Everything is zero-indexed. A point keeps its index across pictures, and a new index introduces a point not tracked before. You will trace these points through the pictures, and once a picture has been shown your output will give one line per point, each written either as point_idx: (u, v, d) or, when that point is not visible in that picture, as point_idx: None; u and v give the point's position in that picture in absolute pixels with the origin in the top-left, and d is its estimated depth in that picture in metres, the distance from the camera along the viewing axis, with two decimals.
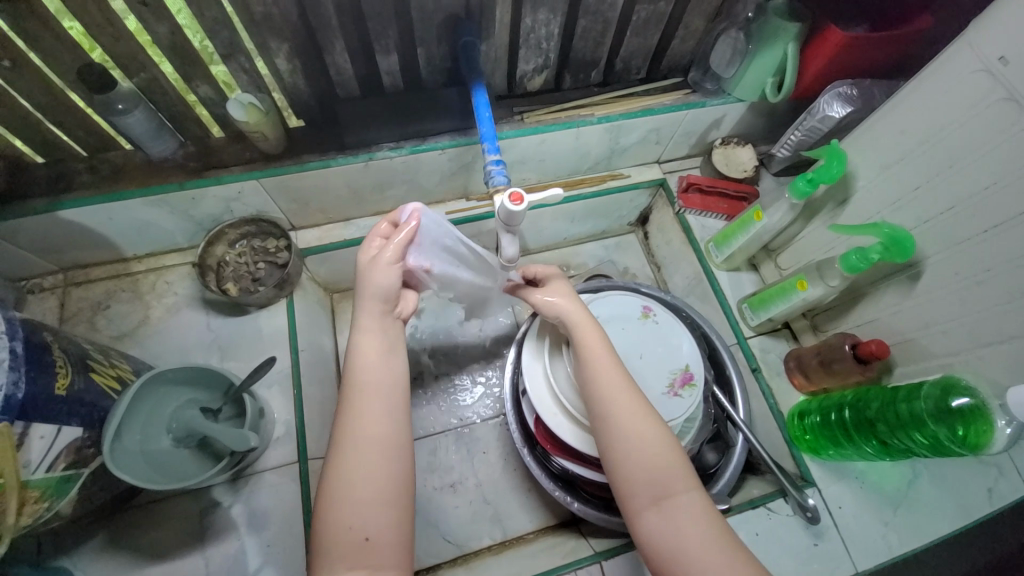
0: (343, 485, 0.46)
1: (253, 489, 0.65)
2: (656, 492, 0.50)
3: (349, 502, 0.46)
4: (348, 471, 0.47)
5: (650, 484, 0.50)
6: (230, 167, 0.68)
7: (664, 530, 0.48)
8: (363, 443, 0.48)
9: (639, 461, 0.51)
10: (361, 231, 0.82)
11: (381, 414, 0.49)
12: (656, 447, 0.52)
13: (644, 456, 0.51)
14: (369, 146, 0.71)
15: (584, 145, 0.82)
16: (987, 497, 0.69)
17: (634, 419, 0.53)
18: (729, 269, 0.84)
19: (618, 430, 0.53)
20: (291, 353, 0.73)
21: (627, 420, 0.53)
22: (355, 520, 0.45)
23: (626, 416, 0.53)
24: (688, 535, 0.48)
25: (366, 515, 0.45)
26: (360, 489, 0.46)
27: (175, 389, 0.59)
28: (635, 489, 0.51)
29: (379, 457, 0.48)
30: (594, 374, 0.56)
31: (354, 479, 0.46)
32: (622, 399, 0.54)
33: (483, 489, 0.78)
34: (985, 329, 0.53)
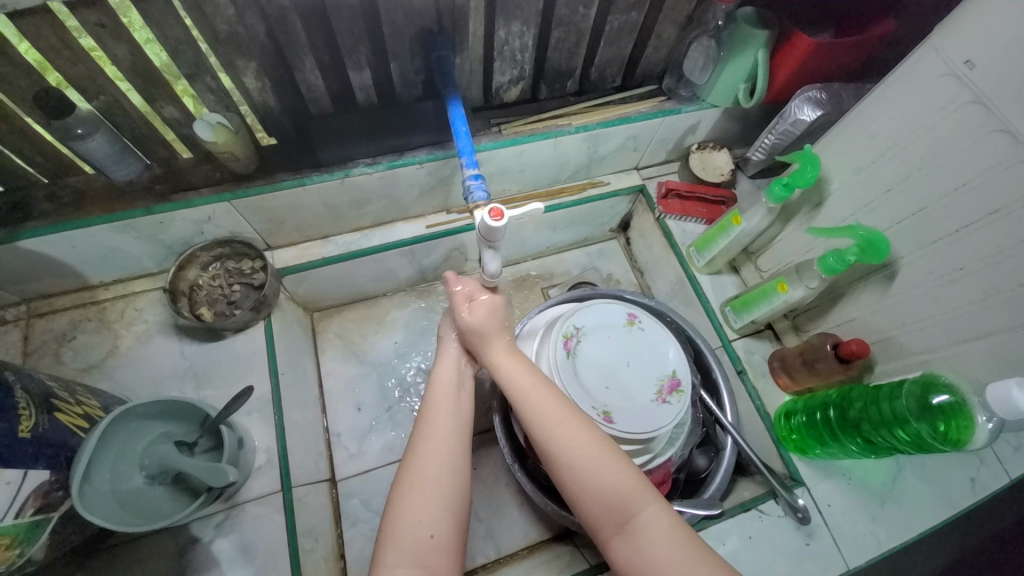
0: (420, 481, 0.50)
1: (235, 522, 0.62)
2: (616, 516, 0.50)
3: (419, 500, 0.49)
4: (416, 476, 0.50)
5: (608, 513, 0.50)
6: (200, 189, 0.66)
7: (631, 556, 0.49)
8: (432, 452, 0.52)
9: (591, 486, 0.51)
10: (339, 248, 0.81)
11: (452, 430, 0.54)
12: (602, 470, 0.51)
13: (595, 481, 0.51)
14: (344, 163, 0.70)
15: (563, 154, 0.82)
16: (971, 486, 0.72)
17: (579, 444, 0.53)
18: (711, 273, 0.85)
19: (564, 458, 0.52)
20: (271, 377, 0.70)
21: (570, 446, 0.53)
22: (420, 521, 0.48)
23: (570, 442, 0.52)
24: (653, 558, 0.48)
25: (432, 515, 0.49)
26: (430, 489, 0.50)
27: (148, 423, 0.57)
28: (597, 520, 0.51)
29: (453, 464, 0.52)
30: (529, 417, 0.54)
31: (427, 479, 0.50)
32: (566, 427, 0.54)
33: (474, 507, 0.77)
34: (960, 326, 0.54)
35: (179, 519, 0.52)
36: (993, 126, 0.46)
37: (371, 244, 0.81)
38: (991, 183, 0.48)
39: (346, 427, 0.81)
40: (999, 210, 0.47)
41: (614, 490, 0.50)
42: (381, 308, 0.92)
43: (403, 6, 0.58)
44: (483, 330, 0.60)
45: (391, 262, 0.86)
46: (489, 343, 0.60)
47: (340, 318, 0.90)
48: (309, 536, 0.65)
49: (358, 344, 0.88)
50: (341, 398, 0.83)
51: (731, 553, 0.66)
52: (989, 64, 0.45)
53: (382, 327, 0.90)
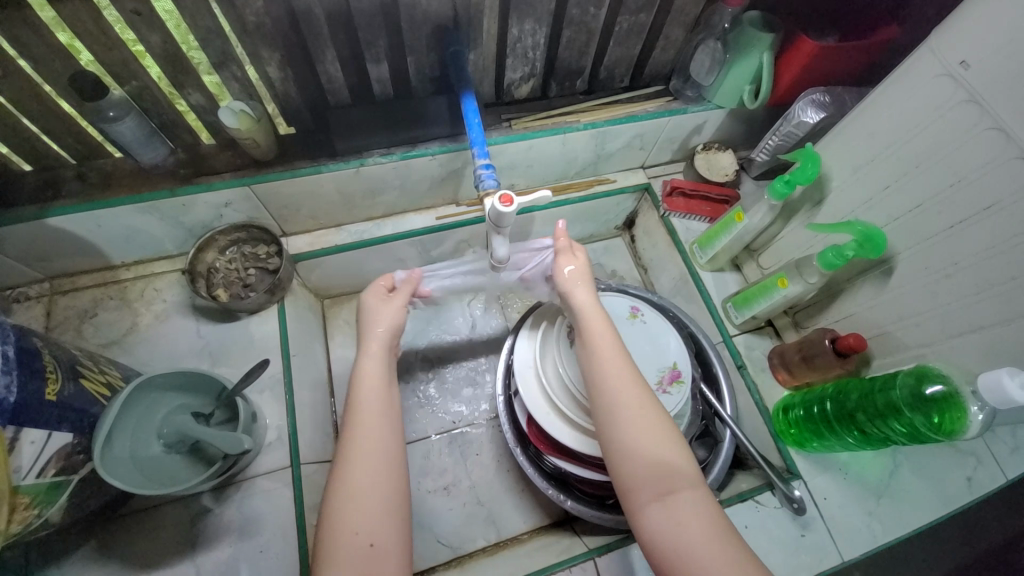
0: (355, 490, 0.50)
1: (246, 495, 0.64)
2: (657, 486, 0.51)
3: (352, 511, 0.49)
4: (350, 481, 0.50)
5: (653, 479, 0.51)
6: (221, 174, 0.69)
7: (666, 526, 0.49)
8: (362, 453, 0.52)
9: (639, 454, 0.52)
10: (352, 236, 0.83)
11: (378, 429, 0.54)
12: (654, 441, 0.53)
13: (643, 450, 0.53)
14: (360, 152, 0.73)
15: (570, 150, 0.84)
16: (968, 486, 0.73)
17: (638, 409, 0.55)
18: (713, 270, 0.86)
19: (620, 420, 0.55)
20: (283, 358, 0.73)
21: (630, 409, 0.55)
22: (358, 528, 0.48)
23: (627, 406, 0.55)
24: (688, 531, 0.48)
25: (374, 523, 0.48)
26: (361, 498, 0.49)
27: (166, 394, 0.59)
28: (639, 481, 0.52)
29: (387, 467, 0.52)
30: (601, 368, 0.57)
31: (362, 487, 0.50)
32: (631, 390, 0.56)
33: (476, 491, 0.79)
34: (954, 321, 0.55)
35: (195, 485, 0.55)
36: (987, 124, 0.48)
37: (382, 233, 0.84)
38: (985, 179, 0.49)
39: None
40: (992, 206, 0.49)
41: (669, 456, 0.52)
42: None
43: (421, 1, 0.60)
44: (568, 282, 0.64)
45: (401, 252, 0.88)
46: (571, 293, 0.63)
47: (350, 306, 0.92)
48: (316, 512, 0.67)
49: None
50: (348, 382, 0.85)
51: None
52: (984, 65, 0.47)
53: None
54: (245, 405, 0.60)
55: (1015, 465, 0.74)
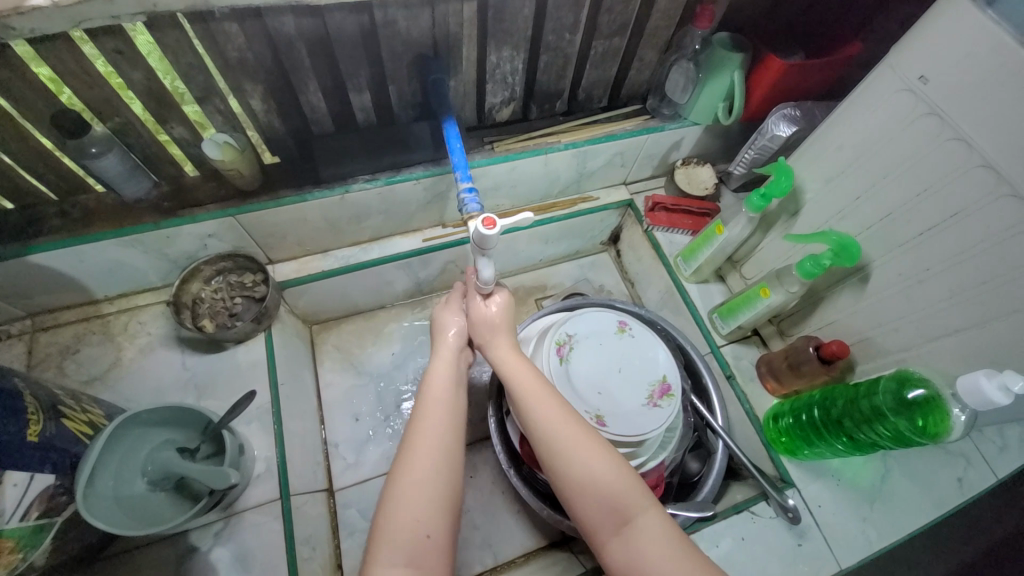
0: (413, 485, 0.50)
1: (235, 530, 0.63)
2: (614, 518, 0.51)
3: (414, 505, 0.49)
4: (410, 474, 0.51)
5: (613, 511, 0.51)
6: (206, 205, 0.69)
7: (628, 557, 0.50)
8: (426, 448, 0.52)
9: (593, 491, 0.52)
10: (339, 261, 0.83)
11: (445, 425, 0.54)
12: (606, 475, 0.52)
13: (597, 484, 0.52)
14: (344, 179, 0.73)
15: (553, 170, 0.86)
16: (958, 486, 0.74)
17: (578, 447, 0.54)
18: (698, 282, 0.88)
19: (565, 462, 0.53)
20: (272, 387, 0.72)
21: (571, 449, 0.54)
22: (416, 521, 0.48)
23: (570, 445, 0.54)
24: (649, 558, 0.49)
25: (424, 517, 0.49)
26: (424, 492, 0.50)
27: (150, 430, 0.58)
28: (598, 518, 0.51)
29: (447, 464, 0.52)
30: (536, 410, 0.56)
31: (421, 484, 0.50)
32: (568, 432, 0.54)
33: (472, 515, 0.78)
34: (930, 325, 0.57)
35: (182, 523, 0.53)
36: (948, 134, 0.50)
37: (369, 257, 0.84)
38: (949, 188, 0.51)
39: (344, 437, 0.82)
40: (957, 213, 0.51)
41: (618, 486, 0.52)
42: (379, 320, 0.94)
43: (400, 33, 0.62)
44: (491, 330, 0.63)
45: (389, 275, 0.88)
46: (494, 342, 0.62)
47: (338, 331, 0.92)
48: (307, 545, 0.66)
49: (356, 355, 0.89)
50: (339, 409, 0.84)
51: (725, 554, 0.67)
52: (940, 80, 0.49)
53: (380, 339, 0.92)
54: (232, 437, 0.59)
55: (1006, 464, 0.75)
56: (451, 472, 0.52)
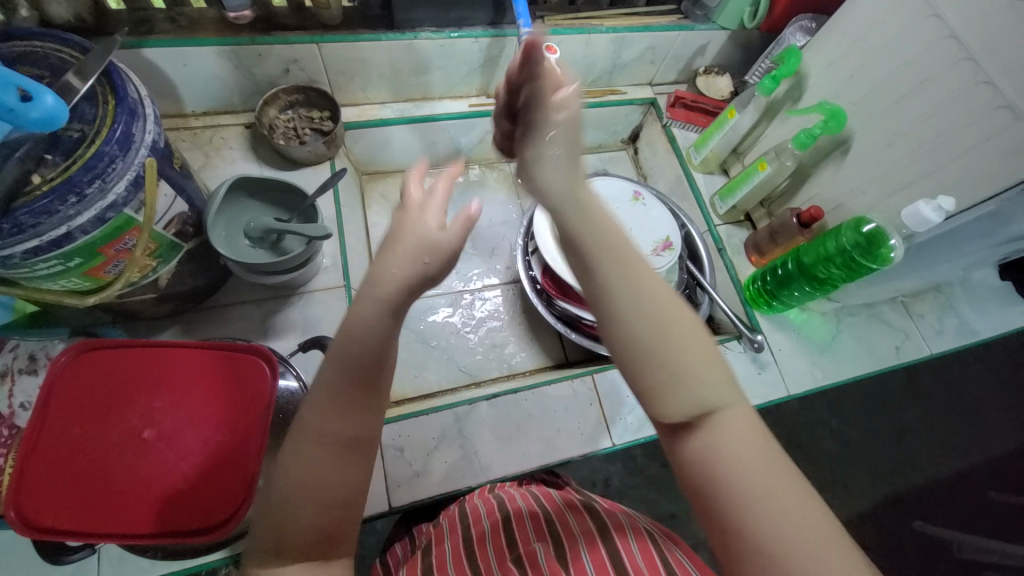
0: (293, 488, 0.39)
1: (307, 303, 0.76)
2: (683, 416, 0.40)
3: (296, 502, 0.39)
4: (296, 457, 0.39)
5: (682, 401, 0.40)
6: (293, 31, 0.79)
7: (701, 461, 0.39)
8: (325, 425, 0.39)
9: (681, 385, 0.38)
10: (394, 113, 0.94)
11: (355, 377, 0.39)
12: (703, 371, 0.38)
13: (689, 381, 0.38)
14: (413, 27, 0.83)
15: (592, 53, 0.96)
16: (893, 353, 0.92)
17: (676, 346, 0.38)
18: (705, 172, 1.01)
19: (651, 360, 0.37)
20: (337, 203, 0.84)
21: (660, 343, 0.37)
22: (302, 516, 0.39)
23: (661, 342, 0.37)
24: (730, 460, 0.38)
25: (306, 508, 0.39)
26: (310, 484, 0.39)
27: (250, 199, 0.70)
28: (661, 413, 0.41)
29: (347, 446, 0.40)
30: (618, 301, 0.37)
31: (301, 485, 0.39)
32: (669, 329, 0.37)
33: (493, 336, 0.92)
34: (890, 183, 0.70)
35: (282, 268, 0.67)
36: (930, 12, 0.62)
37: (421, 113, 0.95)
38: (925, 59, 0.63)
39: None
40: (926, 80, 0.64)
41: (704, 385, 0.38)
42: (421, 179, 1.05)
43: None
44: (536, 162, 0.43)
45: (436, 135, 0.99)
46: (542, 180, 0.42)
47: (384, 183, 1.03)
48: None
49: (399, 204, 1.02)
50: None
51: None
52: None
53: None
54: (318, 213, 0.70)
55: (934, 342, 0.94)
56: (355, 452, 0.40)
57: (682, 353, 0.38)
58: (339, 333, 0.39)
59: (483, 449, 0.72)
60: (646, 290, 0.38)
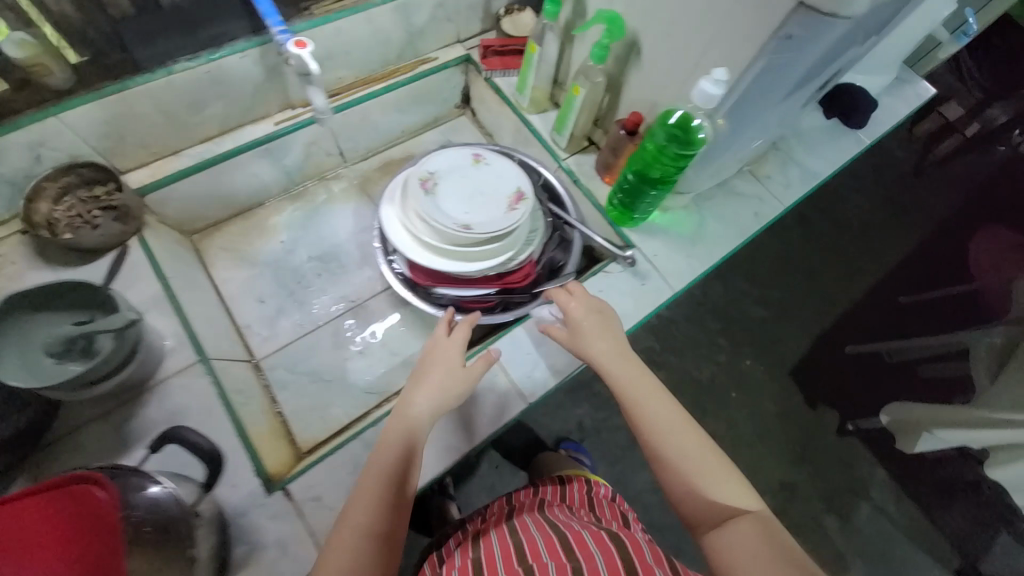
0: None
1: (163, 396, 0.69)
2: (712, 513, 0.56)
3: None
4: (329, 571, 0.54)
5: (710, 508, 0.57)
6: (20, 112, 0.68)
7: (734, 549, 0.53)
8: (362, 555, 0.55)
9: (685, 476, 0.59)
10: (192, 159, 0.84)
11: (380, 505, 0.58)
12: (695, 456, 0.60)
13: (691, 471, 0.59)
14: (165, 62, 0.74)
15: (380, 29, 0.90)
16: (755, 219, 0.98)
17: (678, 434, 0.62)
18: (538, 111, 1.00)
19: (653, 431, 0.62)
20: (161, 277, 0.76)
21: (657, 420, 0.63)
22: None
23: (657, 418, 0.63)
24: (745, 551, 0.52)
25: None
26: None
27: (32, 315, 0.62)
28: (702, 509, 0.57)
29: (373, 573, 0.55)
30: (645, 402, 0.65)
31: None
32: (665, 412, 0.64)
33: (389, 345, 0.90)
34: (680, 69, 0.72)
35: (98, 367, 0.59)
36: None
37: (222, 150, 0.86)
38: None
39: (254, 318, 0.88)
40: None
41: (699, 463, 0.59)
42: (260, 216, 0.97)
43: None
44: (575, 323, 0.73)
45: (253, 166, 0.90)
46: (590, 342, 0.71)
47: (220, 234, 0.94)
48: (239, 394, 0.74)
49: (245, 251, 0.93)
50: (242, 297, 0.90)
51: None
52: None
53: (265, 232, 0.96)
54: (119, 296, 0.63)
55: (787, 196, 1.02)
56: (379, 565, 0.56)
57: (671, 431, 0.62)
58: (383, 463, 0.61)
59: None
60: (642, 392, 0.66)
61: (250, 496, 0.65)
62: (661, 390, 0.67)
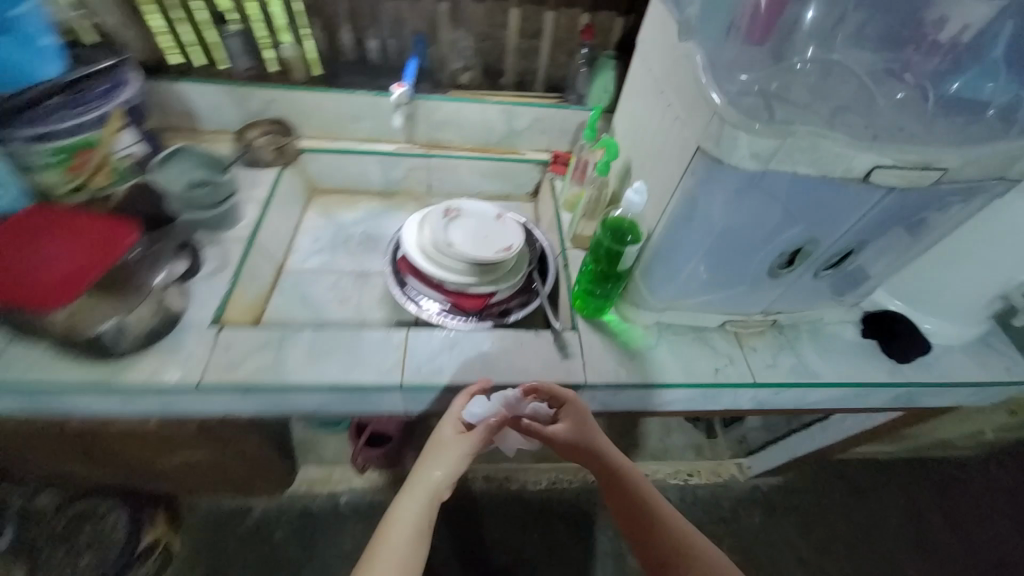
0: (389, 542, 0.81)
1: (213, 243, 1.03)
2: (676, 551, 0.90)
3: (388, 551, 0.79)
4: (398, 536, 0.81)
5: (672, 548, 0.91)
6: (274, 84, 1.21)
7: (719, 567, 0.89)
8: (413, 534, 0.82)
9: (669, 537, 0.91)
10: (339, 145, 1.29)
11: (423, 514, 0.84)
12: (683, 527, 0.93)
13: (675, 532, 0.92)
14: (352, 88, 1.23)
15: (489, 119, 1.29)
16: (713, 373, 0.97)
17: (675, 522, 0.93)
18: (570, 210, 1.21)
19: (647, 507, 0.93)
20: (270, 189, 1.15)
21: (647, 501, 0.93)
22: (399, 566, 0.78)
23: (653, 505, 0.93)
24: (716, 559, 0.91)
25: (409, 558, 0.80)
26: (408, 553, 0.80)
27: (186, 162, 1.05)
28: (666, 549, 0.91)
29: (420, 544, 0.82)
30: (654, 501, 0.94)
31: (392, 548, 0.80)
32: (657, 501, 0.94)
33: (361, 307, 1.11)
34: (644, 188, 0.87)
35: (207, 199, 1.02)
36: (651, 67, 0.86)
37: (357, 147, 1.29)
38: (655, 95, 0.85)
39: (303, 248, 1.22)
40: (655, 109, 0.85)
41: (675, 523, 0.93)
42: (357, 198, 1.35)
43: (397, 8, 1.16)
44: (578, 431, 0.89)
45: (369, 166, 1.31)
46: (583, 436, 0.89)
47: (328, 197, 1.34)
48: (250, 271, 1.04)
49: (332, 212, 1.31)
50: (308, 234, 1.25)
51: (503, 346, 0.95)
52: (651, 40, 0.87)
53: (352, 207, 1.33)
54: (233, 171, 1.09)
55: (762, 371, 0.98)
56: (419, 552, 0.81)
57: (659, 513, 0.93)
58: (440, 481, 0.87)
59: (290, 361, 0.88)
60: (644, 490, 0.94)
61: (198, 318, 0.91)
62: (654, 492, 0.95)
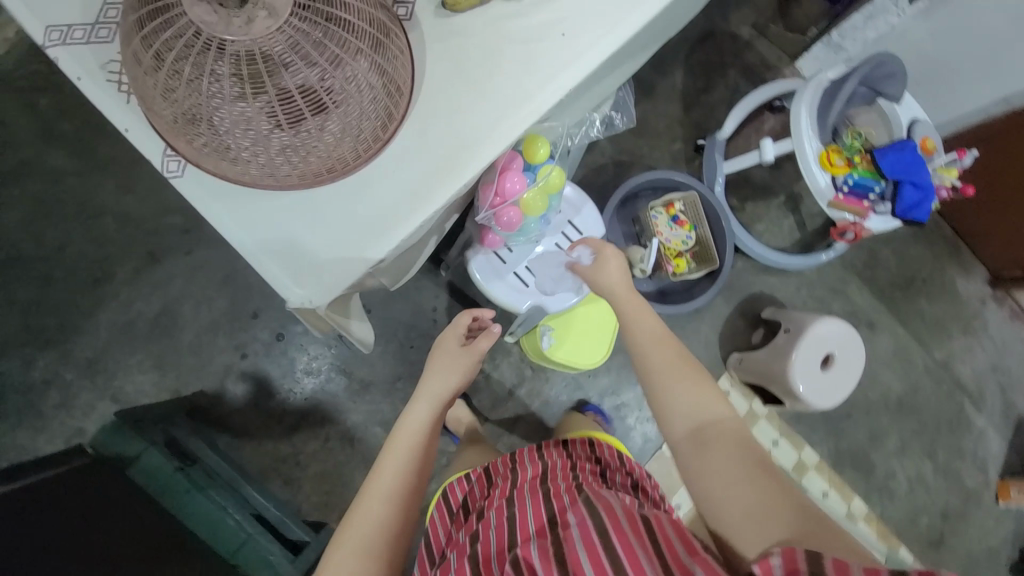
0: (385, 463, 0.98)
1: None
2: (669, 371, 0.91)
3: (387, 463, 0.98)
4: (392, 452, 1.00)
5: (665, 366, 0.92)
6: None
7: (701, 404, 0.87)
8: (408, 435, 1.03)
9: (657, 352, 0.94)
10: None
11: (416, 438, 1.03)
12: (669, 350, 0.94)
13: (661, 352, 0.94)
14: None
15: None
16: None
17: (659, 340, 0.96)
18: None
19: (644, 326, 0.99)
20: None
21: (646, 322, 1.00)
22: (388, 479, 0.95)
23: (647, 325, 0.99)
24: (691, 396, 0.88)
25: (395, 483, 0.95)
26: (399, 474, 0.97)
27: None
28: (661, 364, 0.93)
29: (412, 462, 0.99)
30: (652, 323, 0.99)
31: (386, 469, 0.97)
32: (652, 321, 1.00)
33: None
34: None
35: None
36: None
37: None
38: None
39: None
40: None
41: (665, 346, 0.95)
42: None
43: None
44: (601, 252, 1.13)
45: None
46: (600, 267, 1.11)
47: None
48: None
49: None
50: None
51: None
52: None
53: None
54: None
55: None
56: (408, 473, 0.97)
57: (657, 340, 0.97)
58: (438, 402, 1.10)
59: None
60: (649, 321, 1.00)
61: None
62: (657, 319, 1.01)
